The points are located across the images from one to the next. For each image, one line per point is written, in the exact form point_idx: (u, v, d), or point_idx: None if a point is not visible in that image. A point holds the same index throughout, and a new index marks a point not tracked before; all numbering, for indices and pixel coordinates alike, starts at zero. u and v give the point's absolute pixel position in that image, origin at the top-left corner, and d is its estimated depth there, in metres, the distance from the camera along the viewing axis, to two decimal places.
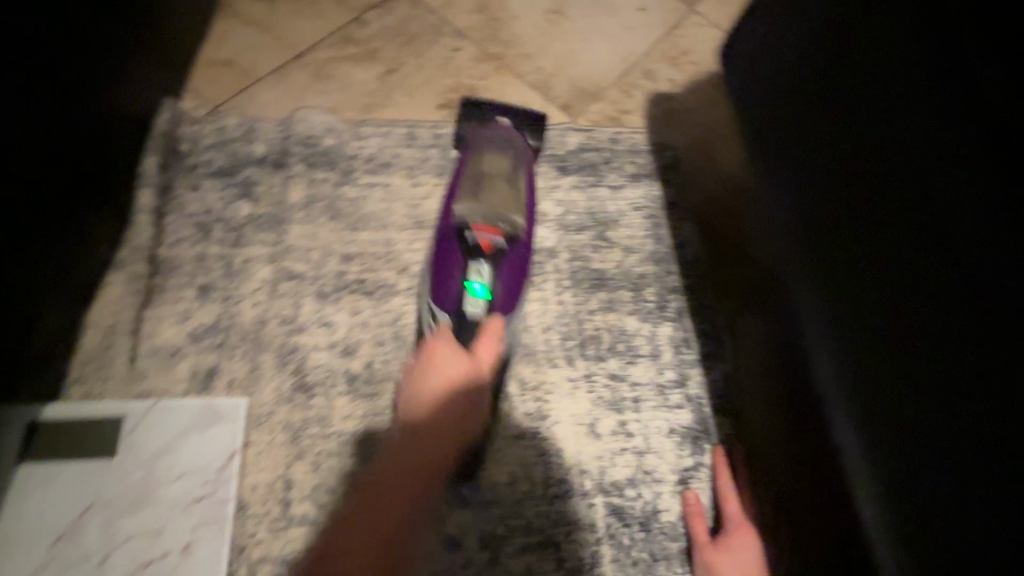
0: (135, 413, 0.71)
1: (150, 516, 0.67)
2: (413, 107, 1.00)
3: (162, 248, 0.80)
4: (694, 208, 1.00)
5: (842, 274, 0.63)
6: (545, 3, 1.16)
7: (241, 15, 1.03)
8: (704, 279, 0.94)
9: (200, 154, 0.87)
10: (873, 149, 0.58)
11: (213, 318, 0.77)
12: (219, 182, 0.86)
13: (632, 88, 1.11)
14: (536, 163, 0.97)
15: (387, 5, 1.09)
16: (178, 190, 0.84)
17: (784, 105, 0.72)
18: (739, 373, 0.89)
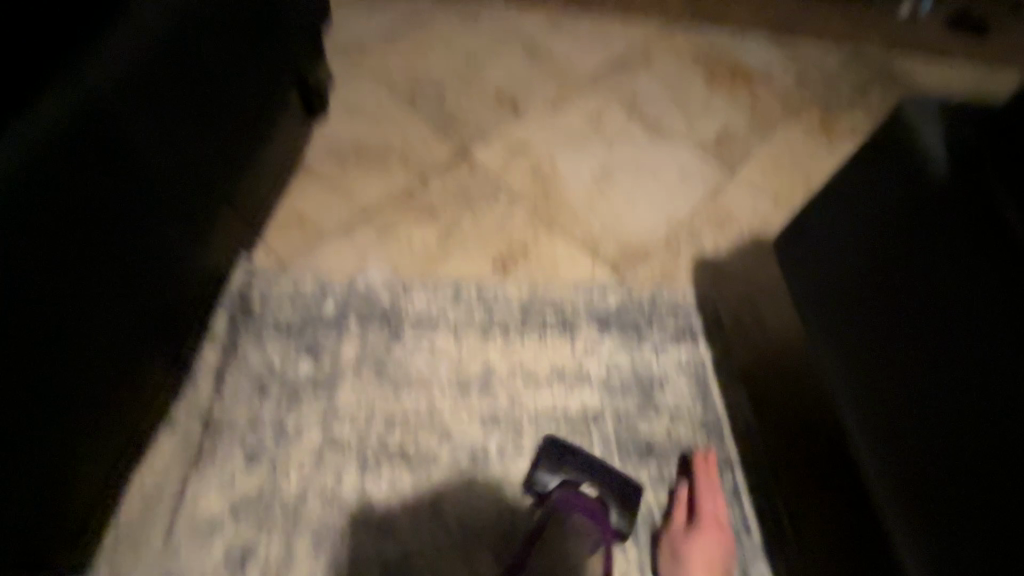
0: None
1: None
2: (465, 265, 1.05)
3: (217, 405, 0.81)
4: (747, 369, 0.98)
5: (922, 464, 0.63)
6: (593, 167, 1.25)
7: (316, 173, 1.13)
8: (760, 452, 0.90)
9: (268, 308, 0.90)
10: (973, 355, 0.59)
11: (258, 490, 0.76)
12: (283, 338, 0.88)
13: (677, 248, 1.14)
14: (580, 321, 0.97)
15: (448, 168, 1.19)
16: (242, 344, 0.86)
17: (844, 296, 0.74)
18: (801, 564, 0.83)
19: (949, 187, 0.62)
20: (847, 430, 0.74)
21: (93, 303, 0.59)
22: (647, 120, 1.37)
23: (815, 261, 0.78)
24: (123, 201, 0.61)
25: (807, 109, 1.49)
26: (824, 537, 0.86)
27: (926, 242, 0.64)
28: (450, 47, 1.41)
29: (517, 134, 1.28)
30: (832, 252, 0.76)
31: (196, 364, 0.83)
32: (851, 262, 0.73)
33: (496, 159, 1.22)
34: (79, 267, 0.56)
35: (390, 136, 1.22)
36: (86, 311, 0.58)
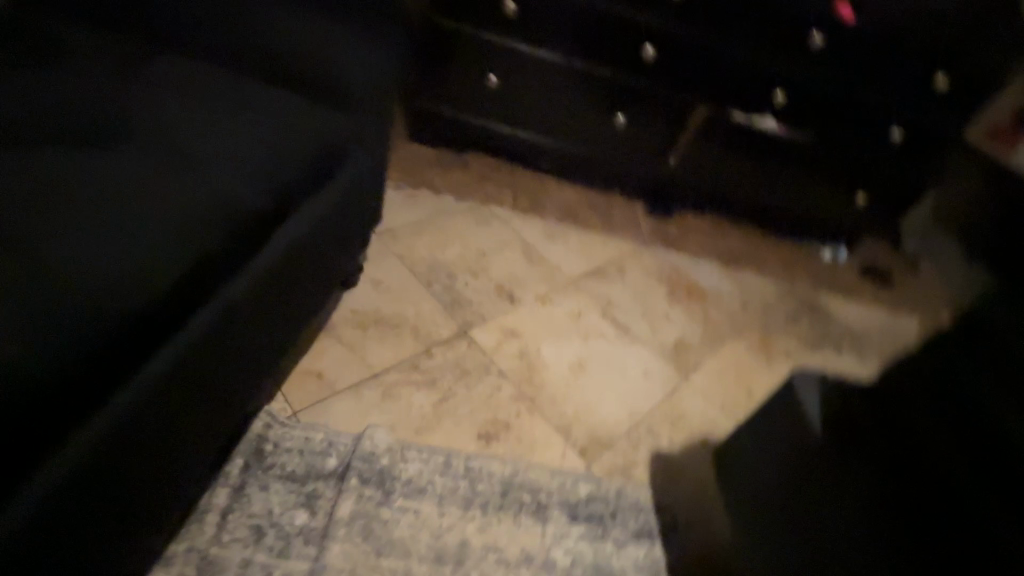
0: None
1: None
2: (453, 436, 1.19)
3: (220, 546, 0.92)
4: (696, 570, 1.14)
5: None
6: (571, 358, 1.48)
7: (338, 335, 1.32)
8: None
9: (277, 456, 1.03)
10: (872, 520, 0.94)
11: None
12: (287, 487, 1.01)
13: (638, 442, 1.32)
14: (552, 508, 1.12)
15: (450, 344, 1.40)
16: (249, 486, 0.99)
17: (775, 489, 1.03)
18: None
19: (841, 415, 1.02)
20: None
21: (166, 477, 0.75)
22: (618, 323, 1.65)
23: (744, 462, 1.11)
24: (209, 401, 0.78)
25: (748, 329, 1.82)
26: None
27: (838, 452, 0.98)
28: (464, 242, 1.73)
29: (510, 321, 1.53)
30: (756, 460, 1.08)
31: (206, 501, 0.96)
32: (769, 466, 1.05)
33: (491, 340, 1.45)
34: (164, 460, 0.72)
35: (405, 311, 1.45)
36: (160, 481, 0.74)
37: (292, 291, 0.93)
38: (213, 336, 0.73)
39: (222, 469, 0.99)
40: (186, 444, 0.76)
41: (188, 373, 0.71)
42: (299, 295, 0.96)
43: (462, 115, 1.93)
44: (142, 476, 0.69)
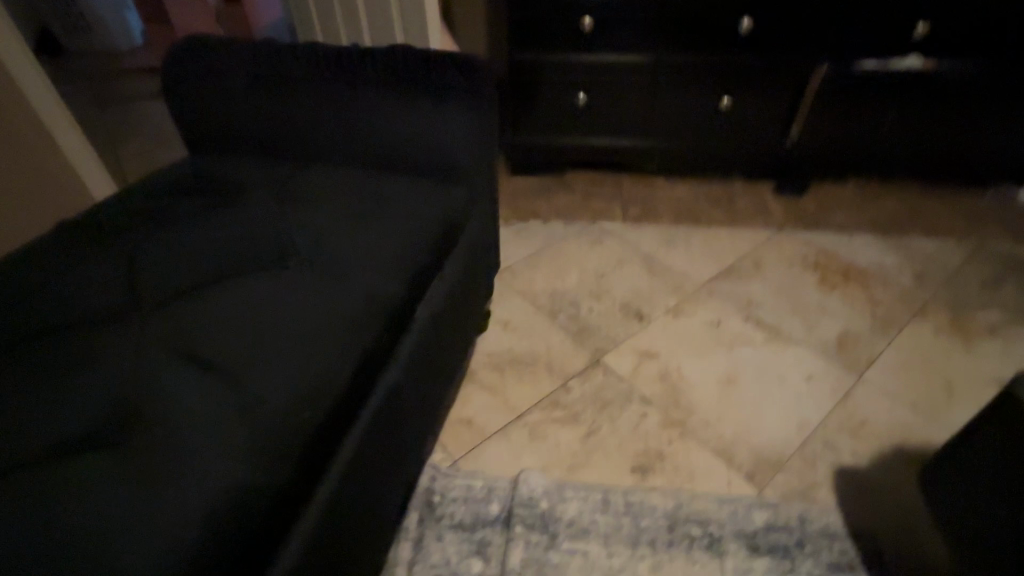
0: None
1: None
2: (608, 471, 1.17)
3: None
4: None
5: None
6: (718, 374, 1.37)
7: (478, 381, 1.38)
8: None
9: (447, 507, 1.12)
10: None
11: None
12: (459, 536, 1.08)
13: (814, 458, 1.18)
14: (727, 540, 1.04)
15: (586, 375, 1.39)
16: (426, 540, 1.08)
17: None
18: None
19: None
20: None
21: (388, 488, 0.93)
22: (764, 325, 1.50)
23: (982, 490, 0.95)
24: (409, 421, 0.95)
25: (932, 308, 1.54)
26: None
27: None
28: (581, 267, 1.72)
29: (645, 342, 1.48)
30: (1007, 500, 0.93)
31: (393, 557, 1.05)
32: None
33: (626, 364, 1.41)
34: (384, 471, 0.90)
35: (537, 346, 1.48)
36: (384, 489, 0.91)
37: (408, 419, 0.94)
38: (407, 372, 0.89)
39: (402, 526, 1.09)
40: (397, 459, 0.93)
41: (386, 419, 0.85)
42: (441, 355, 1.06)
43: (554, 142, 1.93)
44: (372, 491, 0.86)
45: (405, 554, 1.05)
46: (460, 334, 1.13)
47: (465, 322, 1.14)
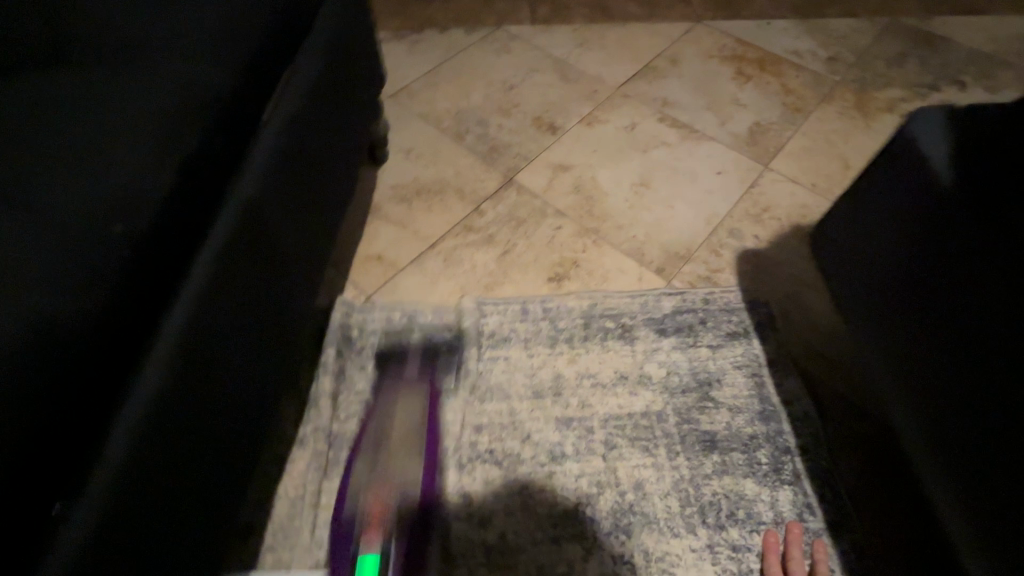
0: None
1: None
2: (525, 284, 1.17)
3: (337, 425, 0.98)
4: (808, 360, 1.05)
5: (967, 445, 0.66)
6: (633, 179, 1.33)
7: (385, 215, 1.29)
8: (822, 431, 0.96)
9: (365, 337, 1.08)
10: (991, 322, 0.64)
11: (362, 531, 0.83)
12: (384, 364, 1.05)
13: (720, 246, 1.21)
14: (638, 328, 1.09)
15: (498, 195, 1.32)
16: (347, 370, 1.04)
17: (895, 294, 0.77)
18: (864, 530, 0.88)
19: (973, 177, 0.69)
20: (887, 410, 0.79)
21: (283, 331, 0.83)
22: (679, 125, 1.44)
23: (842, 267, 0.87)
24: (292, 255, 0.84)
25: (839, 90, 1.51)
26: (920, 540, 0.87)
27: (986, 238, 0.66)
28: (489, 82, 1.54)
29: (558, 156, 1.39)
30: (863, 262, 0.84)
31: (313, 391, 1.01)
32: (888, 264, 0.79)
33: (540, 180, 1.35)
34: (269, 312, 0.79)
35: (445, 173, 1.37)
36: (279, 333, 0.82)
37: (291, 249, 0.84)
38: (273, 182, 0.77)
39: (321, 362, 1.04)
40: (284, 299, 0.83)
41: (254, 234, 0.73)
42: (325, 184, 0.93)
43: None
44: (255, 328, 0.75)
45: (326, 388, 1.01)
46: (324, 198, 0.94)
47: (326, 183, 0.94)
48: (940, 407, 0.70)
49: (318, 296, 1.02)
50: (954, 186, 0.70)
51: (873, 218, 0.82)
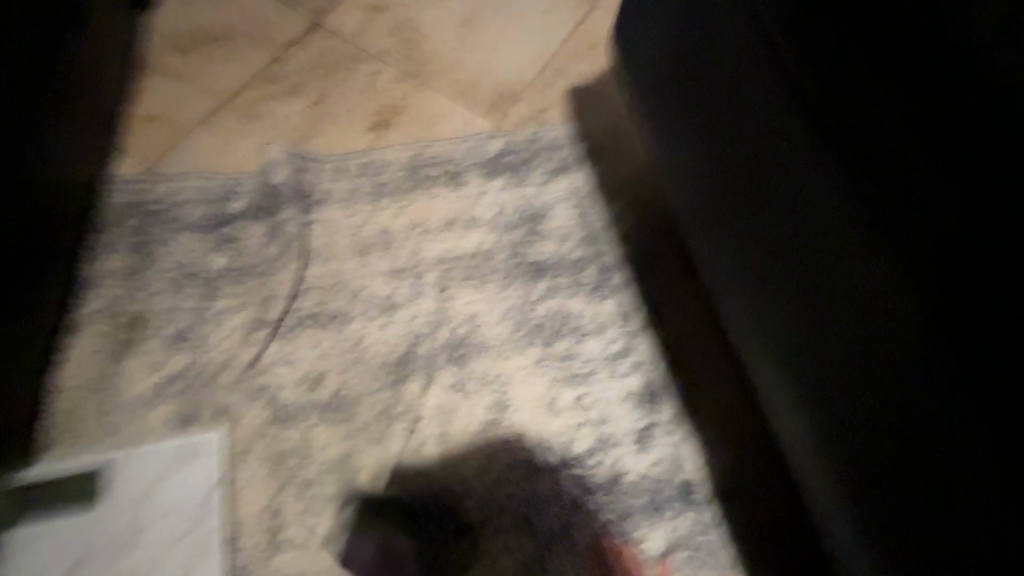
0: (120, 462, 0.73)
1: (156, 532, 0.69)
2: (341, 137, 1.05)
3: (133, 304, 0.84)
4: (642, 183, 1.06)
5: (795, 317, 0.64)
6: (455, 19, 1.22)
7: (162, 71, 1.07)
8: (656, 244, 1.01)
9: (165, 207, 0.94)
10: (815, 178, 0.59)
11: (187, 376, 0.80)
12: (192, 235, 0.92)
13: (548, 85, 1.17)
14: (464, 173, 1.04)
15: (303, 43, 1.14)
16: (149, 244, 0.90)
17: (715, 157, 0.73)
18: (693, 321, 0.94)
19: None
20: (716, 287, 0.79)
21: None
22: None
23: (663, 120, 0.82)
24: None
25: None
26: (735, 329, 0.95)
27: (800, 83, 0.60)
28: None
29: None
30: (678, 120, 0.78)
31: (90, 273, 0.86)
32: (703, 118, 0.73)
33: (351, 23, 1.18)
34: None
35: (235, 18, 1.15)
36: None
37: None
38: None
39: (102, 240, 0.89)
40: None
41: None
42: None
43: None
44: None
45: (115, 266, 0.87)
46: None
47: None
48: (779, 287, 0.66)
49: (73, 161, 0.84)
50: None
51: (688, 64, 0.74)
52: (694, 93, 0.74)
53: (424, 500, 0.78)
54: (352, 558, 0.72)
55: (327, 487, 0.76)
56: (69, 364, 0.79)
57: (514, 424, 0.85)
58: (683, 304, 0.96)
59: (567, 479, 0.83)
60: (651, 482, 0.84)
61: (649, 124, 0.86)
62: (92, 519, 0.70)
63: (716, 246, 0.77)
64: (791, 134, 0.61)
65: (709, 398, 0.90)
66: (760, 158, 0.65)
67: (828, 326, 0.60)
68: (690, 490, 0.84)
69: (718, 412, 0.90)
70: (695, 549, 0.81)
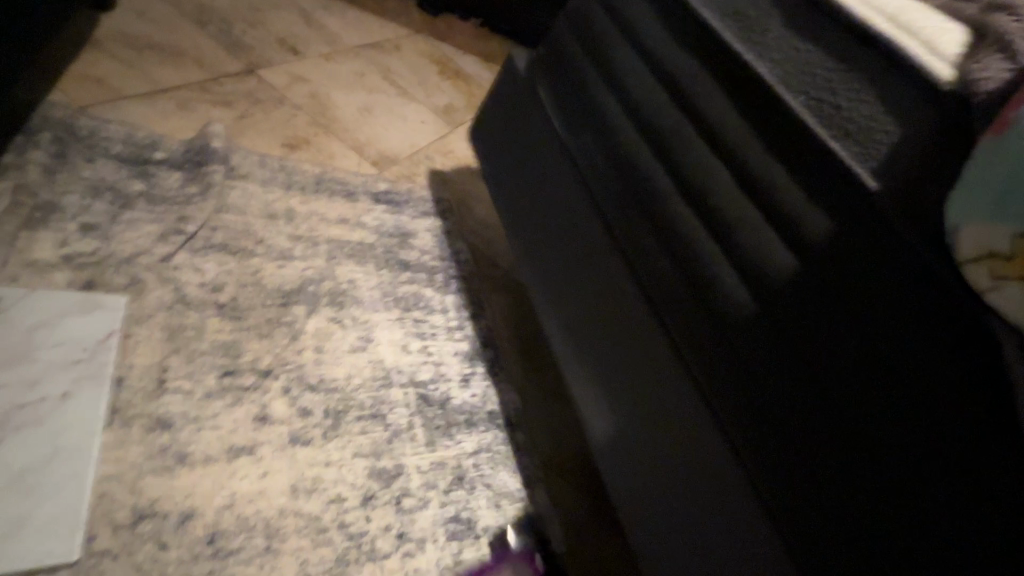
0: (16, 298, 0.82)
1: (49, 357, 0.79)
2: (260, 144, 1.33)
3: (49, 194, 0.95)
4: (479, 235, 1.54)
5: (652, 413, 0.78)
6: (360, 104, 1.66)
7: (108, 51, 1.28)
8: (483, 270, 1.45)
9: (93, 133, 1.07)
10: (672, 306, 0.78)
11: (97, 255, 0.92)
12: (115, 161, 1.06)
13: (421, 163, 1.64)
14: (358, 193, 1.38)
15: (239, 78, 1.46)
16: (71, 156, 1.02)
17: (585, 280, 0.94)
18: (501, 319, 1.36)
19: (647, 175, 0.84)
20: (580, 387, 0.93)
21: None
22: (398, 85, 1.84)
23: (537, 237, 1.08)
24: None
25: None
26: (530, 328, 1.38)
27: (651, 240, 0.83)
28: None
29: (296, 69, 1.61)
30: (552, 241, 1.04)
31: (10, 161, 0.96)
32: (576, 246, 0.97)
33: (279, 80, 1.54)
34: None
35: (183, 43, 1.43)
36: None
37: None
38: None
39: (29, 140, 1.00)
40: None
41: None
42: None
43: None
44: None
45: (35, 163, 0.98)
46: None
47: None
48: (639, 390, 0.81)
49: (26, 74, 0.99)
50: (621, 172, 0.89)
51: (557, 203, 1.03)
52: (564, 227, 1.01)
53: (297, 386, 0.96)
54: (229, 412, 0.87)
55: (214, 359, 0.91)
56: None
57: (377, 352, 1.10)
58: (498, 308, 1.38)
59: (408, 390, 1.08)
60: (469, 407, 1.14)
61: (509, 226, 1.17)
62: None
63: (579, 368, 0.94)
64: (650, 274, 0.82)
65: (513, 365, 1.28)
66: (615, 289, 0.88)
67: (678, 448, 0.74)
68: (494, 416, 1.15)
69: (516, 373, 1.26)
70: (494, 452, 1.09)
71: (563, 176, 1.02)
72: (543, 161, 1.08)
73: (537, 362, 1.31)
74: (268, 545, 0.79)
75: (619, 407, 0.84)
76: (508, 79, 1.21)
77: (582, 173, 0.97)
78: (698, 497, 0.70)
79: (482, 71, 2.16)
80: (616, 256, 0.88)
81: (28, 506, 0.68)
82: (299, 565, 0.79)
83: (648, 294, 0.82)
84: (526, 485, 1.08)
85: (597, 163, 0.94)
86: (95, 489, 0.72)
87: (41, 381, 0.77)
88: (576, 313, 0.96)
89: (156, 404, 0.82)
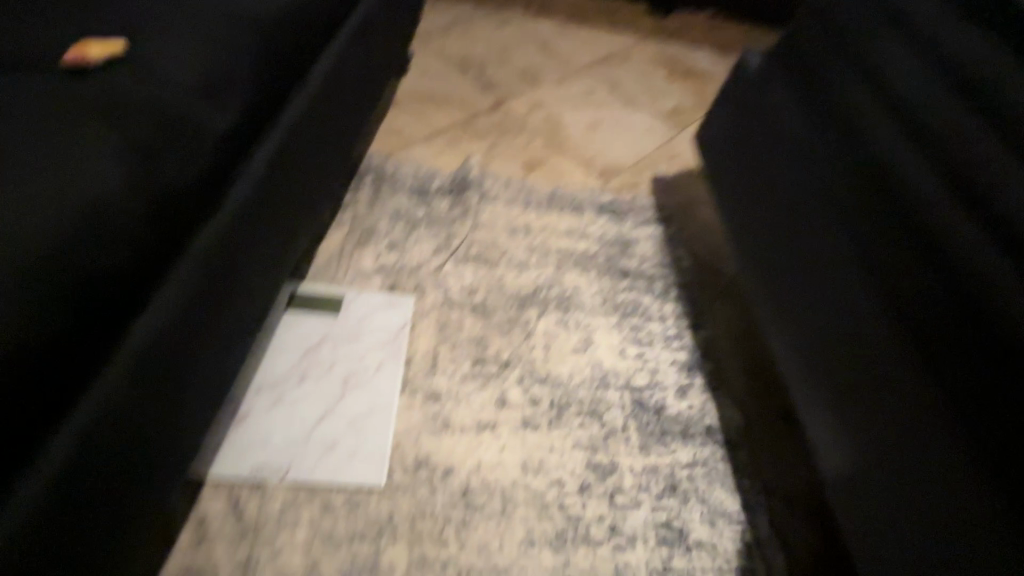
0: (351, 296, 1.17)
1: (369, 339, 1.11)
2: (505, 168, 1.57)
3: (370, 222, 1.32)
4: (702, 242, 1.49)
5: (899, 443, 0.70)
6: (588, 121, 1.78)
7: (404, 108, 1.67)
8: (705, 278, 1.41)
9: (395, 174, 1.44)
10: (942, 330, 0.70)
11: (396, 267, 1.24)
12: (408, 193, 1.40)
13: (645, 171, 1.67)
14: (584, 206, 1.50)
15: (490, 113, 1.73)
16: (383, 192, 1.39)
17: (822, 289, 0.88)
18: (723, 331, 1.30)
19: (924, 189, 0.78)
20: (808, 407, 0.87)
21: (312, 196, 1.07)
22: (624, 96, 1.90)
23: (763, 244, 1.03)
24: (327, 147, 1.09)
25: None
26: (757, 343, 1.29)
27: (921, 255, 0.75)
28: (488, 44, 2.00)
29: (535, 97, 1.82)
30: (781, 246, 0.98)
31: (349, 199, 1.36)
32: (809, 253, 0.91)
33: (521, 109, 1.77)
34: (306, 181, 1.02)
35: (452, 91, 1.77)
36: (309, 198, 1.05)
37: (331, 135, 1.10)
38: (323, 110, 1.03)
39: (359, 183, 1.40)
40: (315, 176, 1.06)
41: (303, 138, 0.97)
42: (361, 98, 1.23)
43: None
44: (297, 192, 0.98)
45: (362, 200, 1.36)
46: (344, 119, 1.15)
47: (349, 104, 1.16)
48: (882, 416, 0.73)
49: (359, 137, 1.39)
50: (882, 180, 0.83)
51: (790, 207, 0.97)
52: (796, 233, 0.95)
53: (529, 378, 1.11)
54: (478, 395, 1.07)
55: (469, 350, 1.13)
56: (331, 242, 1.26)
57: (597, 355, 1.19)
58: (721, 319, 1.33)
59: (625, 395, 1.14)
60: (685, 418, 1.13)
61: (734, 235, 1.13)
62: (332, 320, 1.12)
63: (807, 386, 0.87)
64: (913, 291, 0.75)
65: (735, 380, 1.22)
66: (860, 304, 0.81)
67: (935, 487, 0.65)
68: (712, 432, 1.12)
69: (737, 389, 1.20)
70: (711, 468, 1.07)
71: (798, 179, 0.96)
72: (774, 164, 1.02)
73: (765, 381, 1.22)
74: (504, 508, 0.95)
75: (855, 432, 0.77)
76: (741, 77, 1.17)
77: (828, 179, 0.91)
78: (951, 541, 0.62)
79: (712, 67, 2.06)
80: (867, 267, 0.81)
81: (358, 443, 0.97)
82: (527, 531, 0.94)
83: (908, 314, 0.74)
84: (746, 508, 1.03)
85: (851, 170, 0.88)
86: (393, 439, 1.00)
87: (365, 355, 1.08)
88: (807, 327, 0.90)
89: (430, 381, 1.07)
